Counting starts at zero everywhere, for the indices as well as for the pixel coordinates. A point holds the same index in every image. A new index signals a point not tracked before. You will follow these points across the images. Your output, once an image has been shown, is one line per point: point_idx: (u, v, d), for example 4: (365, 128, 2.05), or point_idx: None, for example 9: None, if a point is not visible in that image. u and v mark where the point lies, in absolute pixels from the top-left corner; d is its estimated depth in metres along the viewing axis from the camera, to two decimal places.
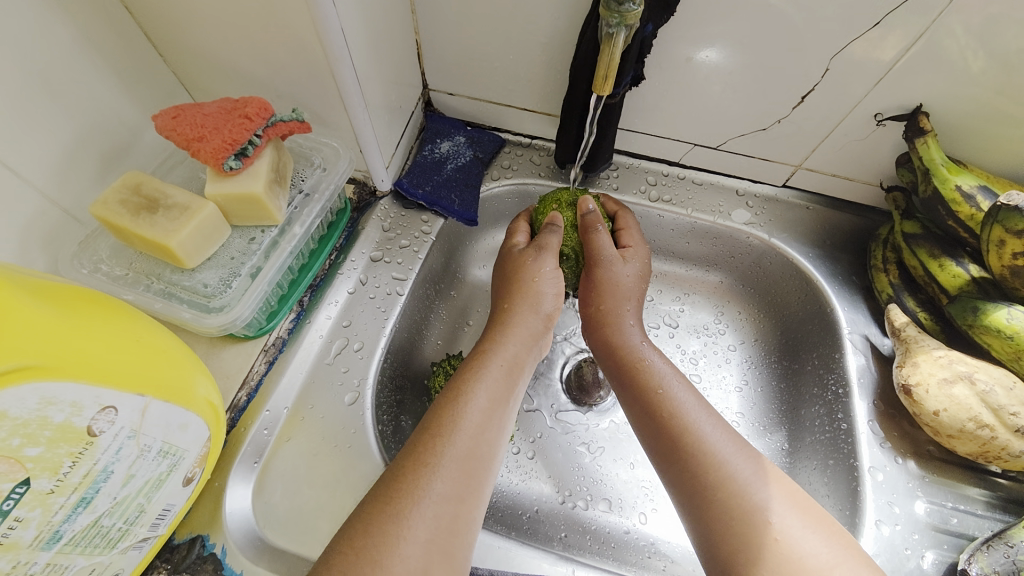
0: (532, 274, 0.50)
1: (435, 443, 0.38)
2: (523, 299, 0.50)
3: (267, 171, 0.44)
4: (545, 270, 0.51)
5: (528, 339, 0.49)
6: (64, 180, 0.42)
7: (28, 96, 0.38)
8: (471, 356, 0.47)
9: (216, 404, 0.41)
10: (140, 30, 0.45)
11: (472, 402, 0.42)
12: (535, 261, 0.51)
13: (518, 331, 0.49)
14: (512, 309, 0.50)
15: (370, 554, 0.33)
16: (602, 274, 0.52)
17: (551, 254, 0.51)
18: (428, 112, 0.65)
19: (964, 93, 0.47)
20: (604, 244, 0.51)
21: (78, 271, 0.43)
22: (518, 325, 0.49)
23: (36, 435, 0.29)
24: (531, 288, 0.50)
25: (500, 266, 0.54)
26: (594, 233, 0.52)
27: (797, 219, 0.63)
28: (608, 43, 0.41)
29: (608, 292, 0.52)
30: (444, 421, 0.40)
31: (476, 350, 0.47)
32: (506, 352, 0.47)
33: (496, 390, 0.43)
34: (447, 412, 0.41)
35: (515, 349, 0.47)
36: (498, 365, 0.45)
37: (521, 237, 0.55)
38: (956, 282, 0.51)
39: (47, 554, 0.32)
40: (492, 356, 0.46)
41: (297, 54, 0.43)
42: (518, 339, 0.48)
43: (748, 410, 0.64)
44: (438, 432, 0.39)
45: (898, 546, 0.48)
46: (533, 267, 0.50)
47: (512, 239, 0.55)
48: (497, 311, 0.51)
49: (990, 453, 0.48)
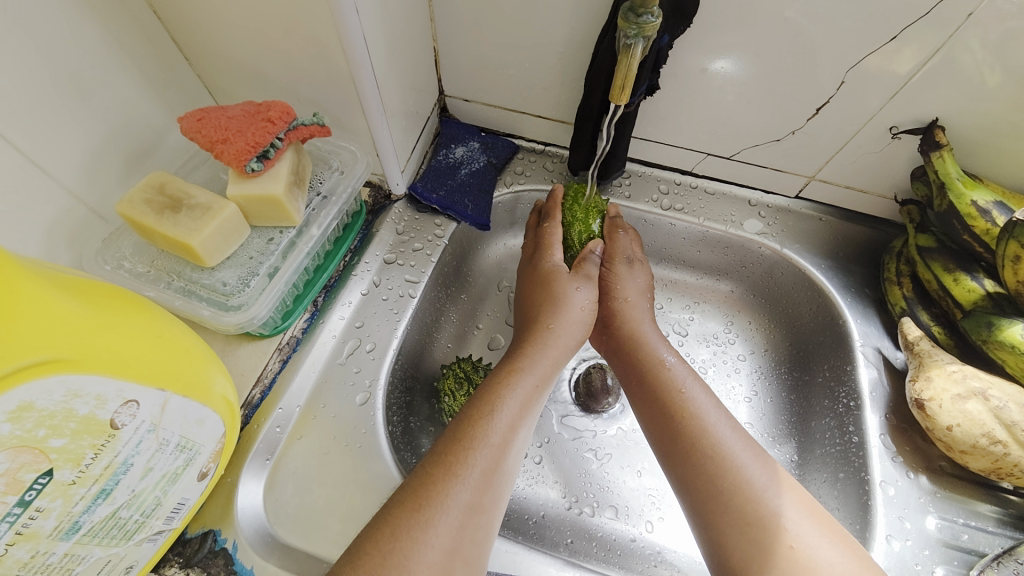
0: (572, 299, 0.50)
1: (467, 455, 0.39)
2: (566, 320, 0.49)
3: (287, 173, 0.45)
4: (583, 299, 0.50)
5: (563, 354, 0.48)
6: (91, 179, 0.43)
7: (59, 97, 0.39)
8: (504, 367, 0.46)
9: (232, 400, 0.41)
10: (167, 34, 0.46)
11: (502, 416, 0.42)
12: (578, 291, 0.51)
13: (554, 349, 0.48)
14: (553, 328, 0.49)
15: (396, 558, 0.33)
16: (613, 271, 0.54)
17: (593, 286, 0.51)
18: (444, 117, 0.66)
19: (980, 107, 0.47)
20: (625, 244, 0.55)
21: (102, 267, 0.44)
22: (556, 343, 0.48)
23: (61, 427, 0.30)
24: (570, 311, 0.50)
25: (528, 278, 0.54)
26: (617, 234, 0.56)
27: (810, 230, 0.63)
28: (626, 53, 0.42)
29: (620, 286, 0.53)
30: (475, 431, 0.40)
31: (507, 363, 0.46)
32: (540, 367, 0.46)
33: (525, 405, 0.43)
34: (477, 422, 0.41)
35: (550, 363, 0.47)
36: (530, 380, 0.45)
37: (556, 254, 0.54)
38: (971, 296, 0.51)
39: (66, 544, 0.33)
40: (524, 370, 0.45)
41: (319, 59, 0.44)
42: (553, 359, 0.47)
43: (757, 421, 0.64)
44: (469, 444, 0.39)
45: (909, 560, 0.48)
46: (579, 296, 0.50)
47: (547, 253, 0.54)
48: (534, 324, 0.50)
49: (1003, 469, 0.47)
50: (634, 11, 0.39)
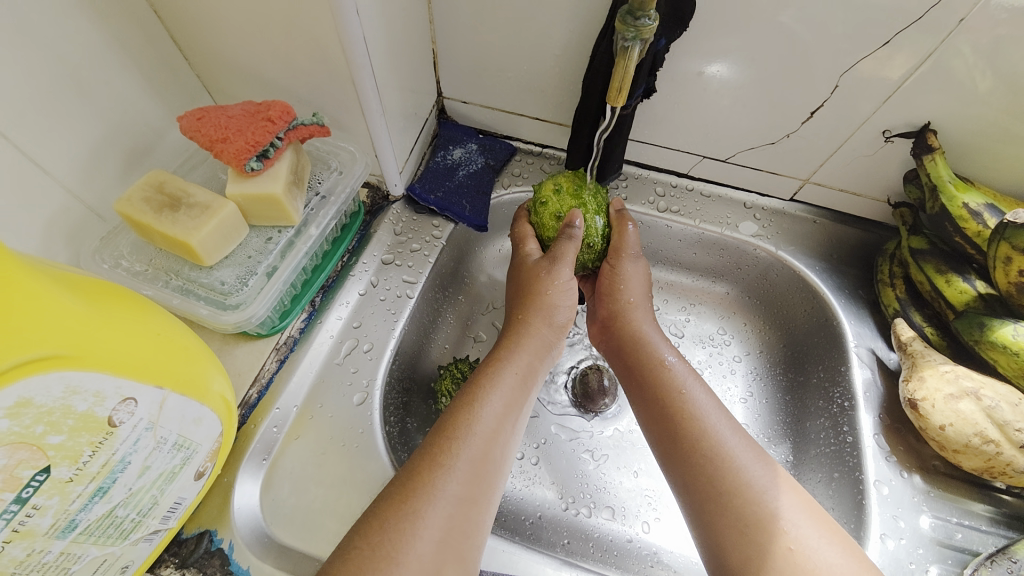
0: (547, 287, 0.49)
1: (452, 445, 0.39)
2: (541, 308, 0.49)
3: (287, 173, 0.45)
4: (560, 279, 0.49)
5: (544, 345, 0.49)
6: (89, 178, 0.43)
7: (59, 95, 0.39)
8: (487, 361, 0.46)
9: (230, 399, 0.41)
10: (167, 34, 0.47)
11: (489, 406, 0.42)
12: (550, 273, 0.49)
13: (532, 342, 0.48)
14: (529, 319, 0.49)
15: (385, 551, 0.33)
16: (618, 267, 0.53)
17: (566, 263, 0.49)
18: (442, 119, 0.66)
19: (972, 112, 0.47)
20: (631, 239, 0.53)
21: (100, 265, 0.44)
22: (532, 335, 0.48)
23: (59, 423, 0.30)
24: (549, 299, 0.49)
25: (514, 276, 0.53)
26: (624, 227, 0.53)
27: (805, 232, 0.64)
28: (623, 57, 0.42)
29: (625, 285, 0.53)
30: (462, 423, 0.40)
31: (491, 356, 0.47)
32: (520, 358, 0.46)
33: (511, 398, 0.43)
34: (463, 414, 0.41)
35: (531, 354, 0.47)
36: (511, 371, 0.45)
37: (531, 244, 0.53)
38: (963, 297, 0.52)
39: (62, 542, 0.33)
40: (506, 362, 0.46)
41: (319, 59, 0.44)
42: (533, 350, 0.48)
43: (753, 421, 0.64)
44: (454, 435, 0.39)
45: (903, 559, 0.48)
46: (549, 280, 0.49)
47: (522, 248, 0.53)
48: (509, 319, 0.50)
49: (996, 468, 0.48)
50: (632, 14, 0.39)
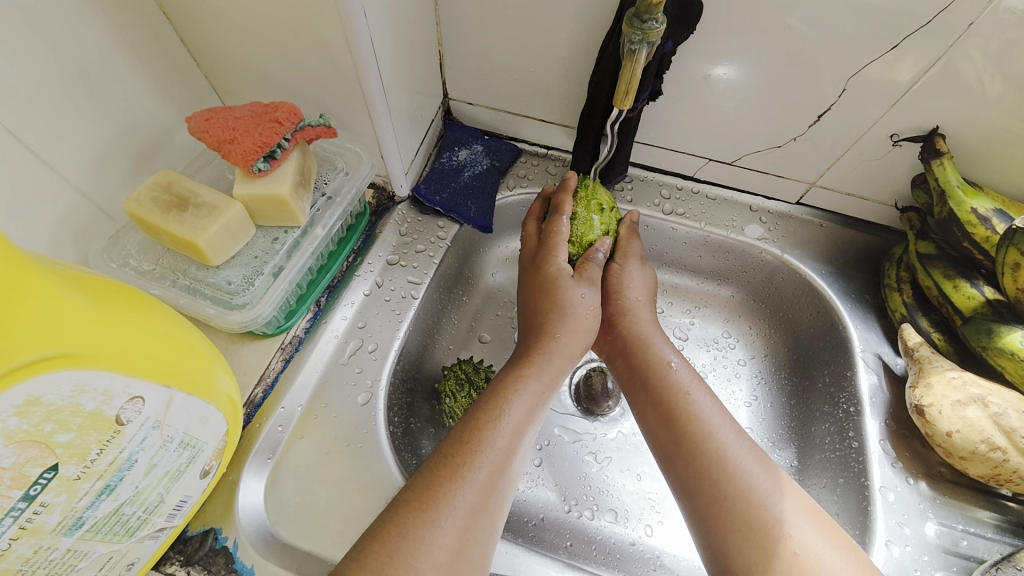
0: (579, 308, 0.49)
1: (472, 457, 0.39)
2: (572, 329, 0.48)
3: (293, 173, 0.45)
4: (587, 301, 0.49)
5: (569, 363, 0.48)
6: (98, 177, 0.44)
7: (68, 95, 0.40)
8: (511, 372, 0.46)
9: (235, 398, 0.42)
10: (176, 35, 0.47)
11: (508, 419, 0.42)
12: (582, 293, 0.49)
13: (558, 356, 0.47)
14: (559, 336, 0.48)
15: (402, 557, 0.34)
16: (620, 270, 0.53)
17: (596, 289, 0.50)
18: (448, 120, 0.67)
19: (981, 116, 0.47)
20: (636, 249, 0.55)
21: (108, 264, 0.45)
22: (557, 350, 0.47)
23: (68, 422, 0.30)
24: (574, 322, 0.48)
25: (534, 287, 0.51)
26: (629, 240, 0.55)
27: (811, 236, 0.63)
28: (630, 59, 0.42)
29: (627, 285, 0.53)
30: (480, 433, 0.40)
31: (514, 368, 0.46)
32: (546, 371, 0.46)
33: (531, 410, 0.43)
34: (484, 425, 0.41)
35: (558, 369, 0.47)
36: (536, 386, 0.45)
37: (562, 254, 0.51)
38: (971, 303, 0.51)
39: (69, 539, 0.33)
40: (531, 375, 0.45)
41: (326, 61, 0.44)
42: (559, 365, 0.47)
43: (758, 425, 0.64)
44: (476, 446, 0.39)
45: (908, 566, 0.48)
46: (581, 303, 0.49)
47: (553, 255, 0.51)
48: (536, 329, 0.49)
49: (1003, 476, 0.47)
50: (639, 17, 0.39)
